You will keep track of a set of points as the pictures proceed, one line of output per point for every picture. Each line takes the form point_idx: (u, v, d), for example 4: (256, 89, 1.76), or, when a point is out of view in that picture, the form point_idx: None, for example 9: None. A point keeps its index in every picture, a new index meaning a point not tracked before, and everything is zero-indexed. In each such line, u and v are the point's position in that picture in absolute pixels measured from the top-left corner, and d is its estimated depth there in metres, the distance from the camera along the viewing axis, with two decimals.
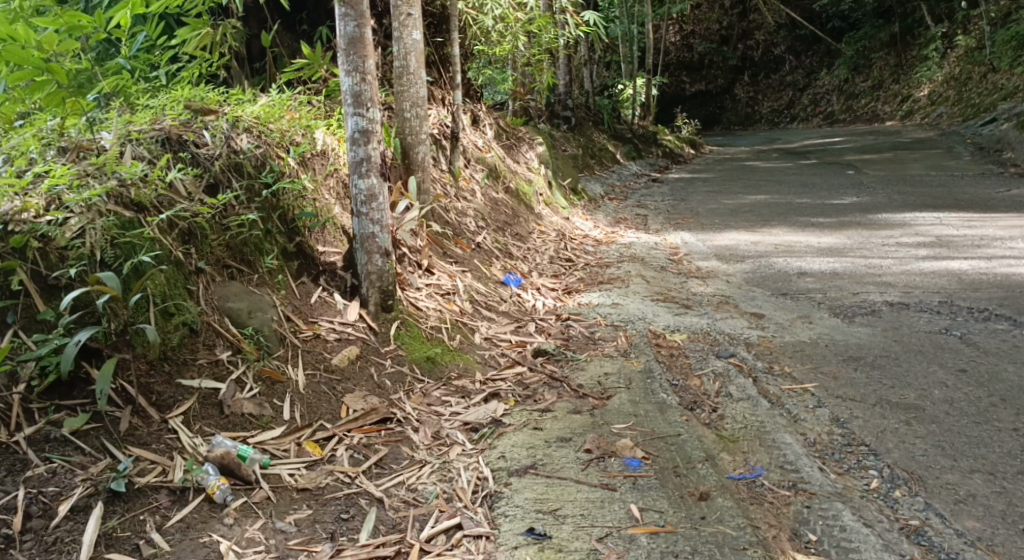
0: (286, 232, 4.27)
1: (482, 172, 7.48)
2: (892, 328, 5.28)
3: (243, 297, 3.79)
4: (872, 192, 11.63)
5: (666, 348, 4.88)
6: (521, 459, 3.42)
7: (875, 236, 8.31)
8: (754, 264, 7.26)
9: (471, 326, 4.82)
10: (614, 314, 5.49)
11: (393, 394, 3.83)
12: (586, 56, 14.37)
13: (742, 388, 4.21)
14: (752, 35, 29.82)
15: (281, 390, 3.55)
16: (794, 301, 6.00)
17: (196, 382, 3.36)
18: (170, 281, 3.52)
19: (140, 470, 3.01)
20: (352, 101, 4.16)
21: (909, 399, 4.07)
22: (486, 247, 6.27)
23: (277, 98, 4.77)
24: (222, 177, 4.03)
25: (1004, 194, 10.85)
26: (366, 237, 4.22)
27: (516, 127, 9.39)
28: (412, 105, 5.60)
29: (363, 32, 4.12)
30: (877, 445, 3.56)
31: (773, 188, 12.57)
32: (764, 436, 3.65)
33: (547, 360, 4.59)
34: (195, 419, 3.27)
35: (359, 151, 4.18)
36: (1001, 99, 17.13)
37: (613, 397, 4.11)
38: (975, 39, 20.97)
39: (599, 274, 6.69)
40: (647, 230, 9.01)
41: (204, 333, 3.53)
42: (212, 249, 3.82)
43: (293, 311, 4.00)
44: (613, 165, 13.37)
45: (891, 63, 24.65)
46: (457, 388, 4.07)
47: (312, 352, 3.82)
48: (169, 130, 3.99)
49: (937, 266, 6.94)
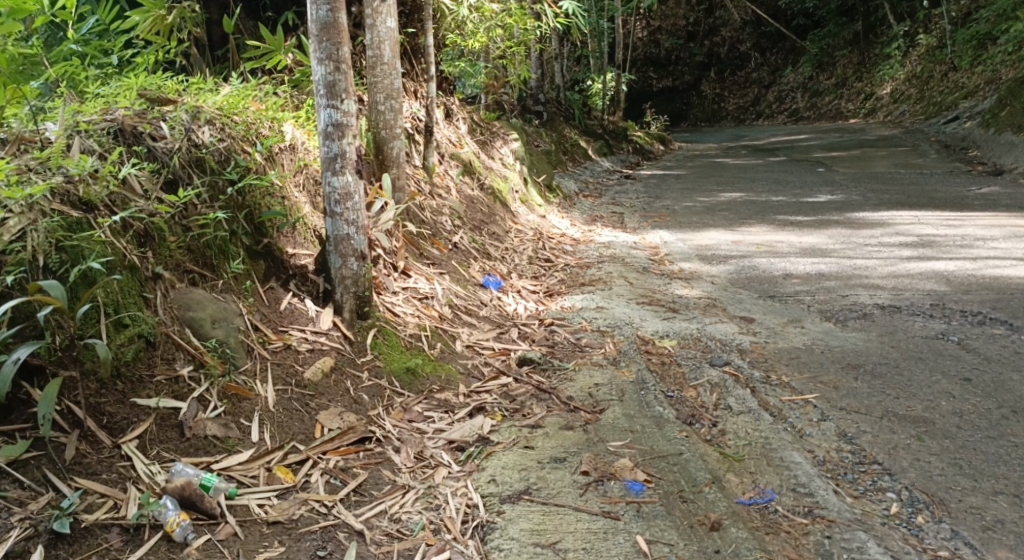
0: (253, 234, 3.96)
1: (457, 168, 7.18)
2: (887, 332, 5.06)
3: (207, 303, 3.46)
4: (845, 189, 11.49)
5: (657, 355, 4.62)
6: (512, 484, 3.15)
7: (856, 236, 8.13)
8: (736, 265, 7.04)
9: (452, 333, 4.53)
10: (599, 319, 5.22)
11: (372, 410, 3.54)
12: (557, 49, 14.13)
13: (741, 400, 3.98)
14: (719, 32, 29.83)
15: (249, 409, 3.24)
16: (783, 304, 5.78)
17: (154, 402, 3.03)
18: (124, 288, 3.18)
19: (87, 505, 2.69)
20: (325, 91, 3.86)
21: (916, 410, 3.84)
22: (463, 247, 5.98)
23: (241, 89, 4.49)
24: (182, 173, 3.71)
25: (975, 192, 10.77)
26: (340, 238, 3.92)
27: (490, 122, 9.09)
28: (386, 98, 5.28)
29: (336, 17, 3.82)
30: (891, 463, 3.34)
31: (746, 185, 12.41)
32: (771, 454, 3.41)
33: (533, 370, 4.31)
34: (153, 443, 2.95)
35: (332, 146, 3.87)
36: (962, 98, 17.16)
37: (606, 411, 3.85)
38: (935, 38, 21.05)
39: (579, 276, 6.43)
40: (624, 228, 8.78)
41: (162, 346, 3.19)
42: (171, 253, 3.51)
43: (261, 320, 3.70)
44: (585, 161, 13.13)
45: (854, 61, 24.68)
46: (440, 402, 3.78)
47: (282, 365, 3.52)
48: (122, 121, 3.68)
49: (923, 267, 6.76)
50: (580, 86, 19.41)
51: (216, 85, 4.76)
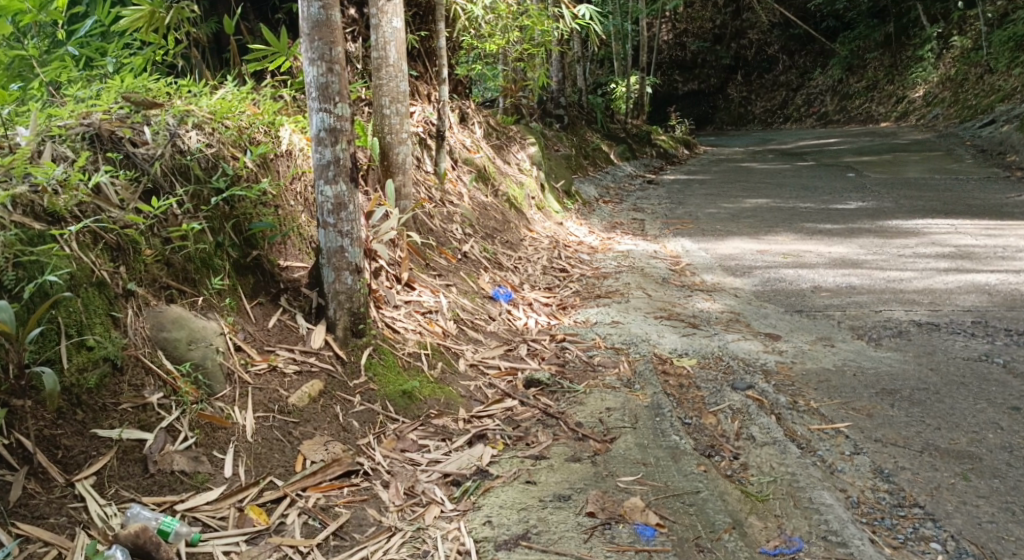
0: (241, 246, 3.71)
1: (470, 174, 6.90)
2: (925, 353, 4.70)
3: (185, 321, 3.26)
4: (877, 196, 11.08)
5: (674, 377, 4.30)
6: (510, 526, 2.91)
7: (889, 246, 7.76)
8: (762, 277, 6.70)
9: (455, 350, 4.25)
10: (614, 335, 4.91)
11: (360, 439, 3.32)
12: (579, 52, 13.78)
13: (765, 429, 3.67)
14: (746, 34, 29.36)
15: (224, 439, 3.08)
16: (811, 321, 5.44)
17: (116, 433, 2.90)
18: (89, 307, 3.02)
19: (28, 554, 2.54)
20: (317, 94, 3.59)
21: (960, 444, 3.52)
22: (473, 257, 5.70)
23: (235, 92, 4.22)
24: (162, 181, 3.48)
25: (1014, 199, 10.34)
26: (333, 251, 3.66)
27: (506, 126, 8.81)
28: (392, 101, 5.00)
29: (330, 15, 3.56)
30: (933, 506, 3.10)
31: (773, 190, 12.02)
32: (799, 494, 3.15)
33: (540, 392, 4.02)
34: (111, 480, 2.82)
35: (325, 153, 3.61)
36: (998, 101, 16.64)
37: (618, 440, 3.56)
38: (970, 40, 20.52)
39: (596, 287, 6.13)
40: (645, 236, 8.47)
41: (130, 371, 3.05)
42: (147, 267, 3.28)
43: (245, 340, 3.48)
44: (607, 166, 12.79)
45: (885, 63, 24.14)
46: (438, 429, 3.52)
47: (265, 390, 3.32)
48: (100, 126, 3.44)
49: (961, 279, 6.39)
50: (602, 89, 19.03)
51: (211, 88, 4.50)
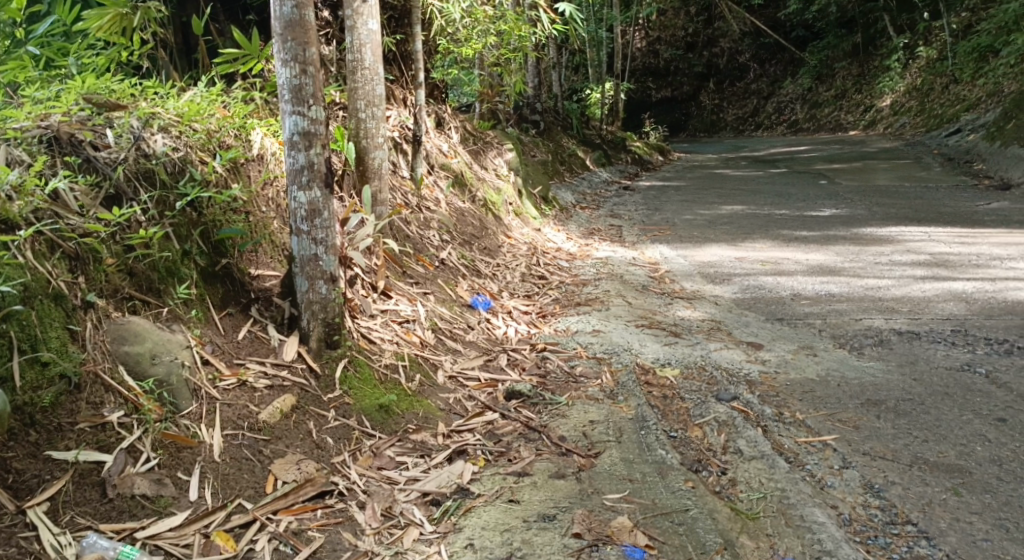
0: (209, 254, 3.57)
1: (447, 180, 6.77)
2: (908, 362, 4.64)
3: (148, 335, 3.12)
4: (850, 203, 11.10)
5: (658, 388, 4.20)
6: (492, 549, 2.79)
7: (865, 253, 7.74)
8: (741, 285, 6.63)
9: (433, 362, 4.12)
10: (595, 344, 4.80)
11: (335, 457, 3.18)
12: (555, 58, 13.70)
13: (752, 442, 3.56)
14: (717, 42, 29.51)
15: (189, 459, 2.94)
16: (793, 329, 5.37)
17: (71, 455, 2.76)
18: (44, 320, 2.88)
19: None
20: (290, 97, 3.45)
21: (949, 457, 3.45)
22: (451, 264, 5.57)
23: (205, 94, 4.08)
24: (125, 187, 3.33)
25: (984, 207, 10.40)
26: (306, 259, 3.52)
27: (483, 131, 8.69)
28: (367, 105, 4.87)
29: (303, 15, 3.43)
30: (927, 524, 3.02)
31: (748, 197, 12.00)
32: (790, 512, 3.05)
33: (521, 404, 3.90)
34: (67, 507, 2.67)
35: (298, 157, 3.47)
36: (964, 110, 16.83)
37: (602, 455, 3.44)
38: (936, 50, 20.78)
39: (575, 295, 6.02)
40: (622, 243, 8.38)
41: (89, 388, 2.90)
42: (108, 277, 3.16)
43: (214, 352, 3.33)
44: (582, 172, 12.71)
45: (854, 73, 24.38)
46: (416, 445, 3.39)
47: (233, 406, 3.18)
48: (58, 128, 3.30)
49: (939, 287, 6.36)
50: (578, 95, 19.00)
51: (179, 91, 4.34)
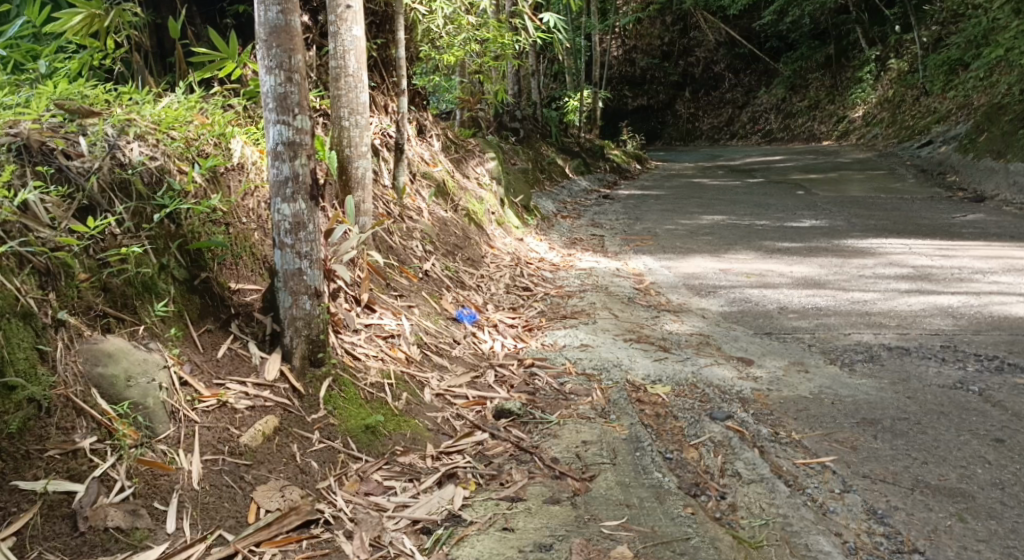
0: (188, 267, 3.42)
1: (429, 189, 6.63)
2: (902, 378, 4.55)
3: (122, 355, 2.98)
4: (829, 214, 11.08)
5: (650, 406, 4.09)
6: None
7: (848, 265, 7.70)
8: (727, 297, 6.55)
9: (420, 379, 3.97)
10: (584, 360, 4.68)
11: (320, 482, 3.04)
12: (534, 66, 13.62)
13: (750, 464, 3.46)
14: (693, 52, 29.63)
15: (166, 487, 2.79)
16: (782, 343, 5.26)
17: (40, 485, 2.62)
18: (11, 340, 2.76)
19: None
20: (274, 106, 3.31)
21: (951, 480, 3.36)
22: (435, 276, 5.44)
23: (183, 100, 3.93)
24: (100, 198, 3.19)
25: (960, 219, 10.41)
26: (290, 273, 3.38)
27: (464, 139, 8.56)
28: (351, 113, 4.73)
29: (289, 21, 3.30)
30: (934, 553, 2.93)
31: (727, 207, 11.97)
32: (793, 540, 2.96)
33: (511, 424, 3.78)
34: (34, 541, 2.53)
35: (283, 168, 3.34)
36: (935, 122, 16.96)
37: (597, 478, 3.32)
38: (907, 63, 20.98)
39: (560, 307, 5.90)
40: (605, 253, 8.28)
41: (59, 413, 2.77)
42: (81, 293, 3.01)
43: (193, 372, 3.19)
44: (562, 180, 12.61)
45: (827, 84, 24.54)
46: (404, 469, 3.25)
47: (213, 430, 3.04)
48: (29, 135, 3.14)
49: (924, 301, 6.31)
50: (556, 104, 18.96)
51: (156, 96, 4.18)
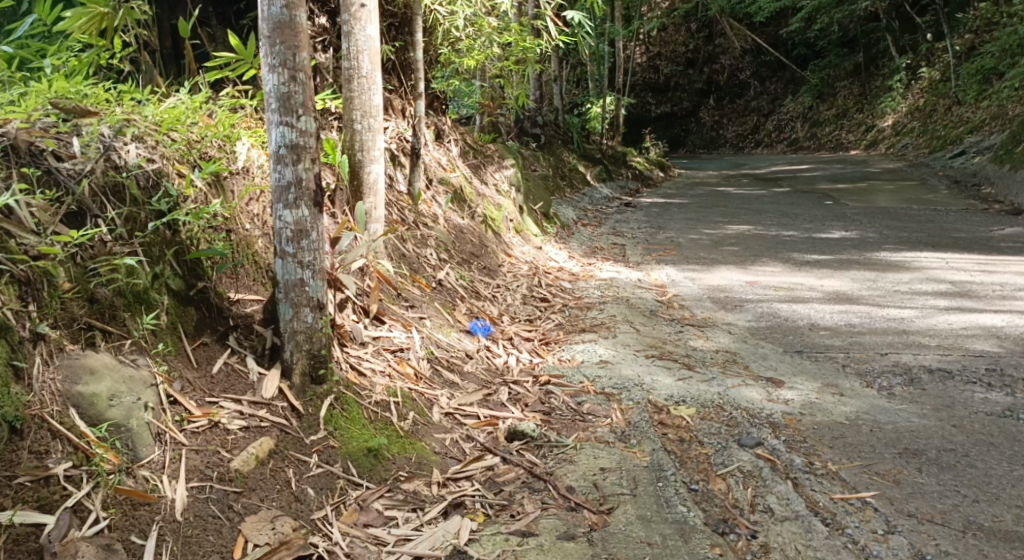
0: (184, 276, 3.22)
1: (446, 195, 6.40)
2: (945, 403, 4.25)
3: (107, 372, 2.78)
4: (860, 225, 10.74)
5: (674, 429, 3.82)
6: None
7: (883, 280, 7.38)
8: (755, 312, 6.26)
9: (428, 397, 3.74)
10: (604, 378, 4.42)
11: (315, 512, 2.81)
12: (556, 71, 13.35)
13: (784, 499, 3.20)
14: (719, 59, 29.22)
15: (146, 518, 2.57)
16: (814, 363, 4.97)
17: (6, 516, 2.40)
18: None
19: None
20: (277, 106, 3.10)
21: (1007, 523, 3.09)
22: (448, 285, 5.21)
23: (187, 100, 3.73)
24: (90, 202, 2.99)
25: (998, 232, 10.04)
26: (291, 284, 3.16)
27: (483, 145, 8.32)
28: (363, 115, 4.51)
29: (294, 16, 3.08)
30: None
31: (752, 216, 11.67)
32: None
33: (525, 447, 3.53)
34: None
35: (284, 172, 3.12)
36: (968, 132, 16.52)
37: (616, 511, 3.07)
38: (939, 72, 20.52)
39: (579, 319, 5.65)
40: (626, 263, 8.02)
41: (32, 436, 2.56)
42: (64, 305, 2.80)
43: (183, 389, 2.98)
44: (583, 187, 12.35)
45: (855, 92, 24.08)
46: (408, 496, 3.02)
47: (202, 453, 2.82)
48: (16, 135, 2.94)
49: (965, 319, 6.00)
50: (578, 110, 18.64)
51: (160, 96, 3.99)
